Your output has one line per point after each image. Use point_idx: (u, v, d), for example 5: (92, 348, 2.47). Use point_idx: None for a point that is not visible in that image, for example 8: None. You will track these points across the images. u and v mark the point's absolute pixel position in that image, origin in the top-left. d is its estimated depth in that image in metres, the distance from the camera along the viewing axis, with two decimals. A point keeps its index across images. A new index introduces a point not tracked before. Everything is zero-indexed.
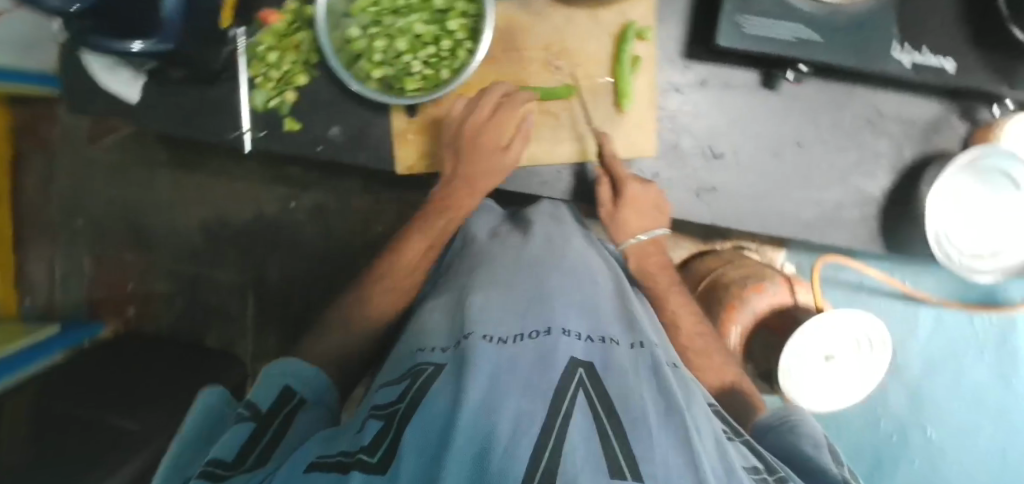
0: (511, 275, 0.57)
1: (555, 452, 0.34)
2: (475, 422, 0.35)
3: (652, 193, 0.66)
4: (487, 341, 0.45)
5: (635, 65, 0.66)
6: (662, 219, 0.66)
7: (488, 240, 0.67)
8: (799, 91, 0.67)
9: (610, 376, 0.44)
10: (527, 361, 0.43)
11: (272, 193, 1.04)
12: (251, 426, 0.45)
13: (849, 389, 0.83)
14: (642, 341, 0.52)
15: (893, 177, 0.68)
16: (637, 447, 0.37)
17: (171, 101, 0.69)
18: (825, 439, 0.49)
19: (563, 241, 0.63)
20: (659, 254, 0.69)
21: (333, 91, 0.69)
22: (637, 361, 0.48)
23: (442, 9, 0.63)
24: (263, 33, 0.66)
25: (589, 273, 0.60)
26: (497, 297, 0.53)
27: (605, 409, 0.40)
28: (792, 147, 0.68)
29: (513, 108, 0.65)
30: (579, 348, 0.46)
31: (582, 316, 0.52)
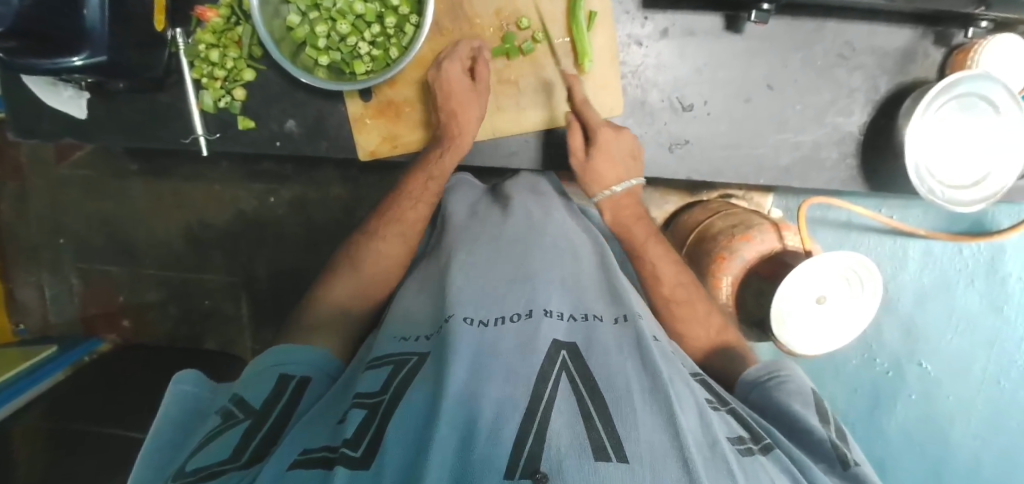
0: (488, 249, 0.53)
1: (537, 440, 0.31)
2: (456, 411, 0.33)
3: (625, 141, 0.63)
4: (469, 323, 0.42)
5: (591, 22, 0.63)
6: (636, 168, 0.64)
7: (467, 218, 0.60)
8: (766, 31, 0.63)
9: (596, 354, 0.40)
10: (509, 347, 0.40)
11: (250, 189, 1.02)
12: (245, 425, 0.42)
13: (844, 329, 0.82)
14: (626, 314, 0.47)
15: (869, 112, 0.66)
16: (621, 426, 0.33)
17: (123, 112, 0.68)
18: (811, 394, 0.49)
19: (543, 215, 0.59)
20: (634, 205, 0.65)
21: (284, 83, 0.67)
22: (621, 337, 0.43)
23: None
24: (200, 32, 0.63)
25: (571, 248, 0.56)
26: (478, 273, 0.49)
27: (589, 392, 0.36)
28: (763, 91, 0.65)
29: (462, 79, 0.63)
30: (561, 330, 0.43)
31: (565, 295, 0.48)
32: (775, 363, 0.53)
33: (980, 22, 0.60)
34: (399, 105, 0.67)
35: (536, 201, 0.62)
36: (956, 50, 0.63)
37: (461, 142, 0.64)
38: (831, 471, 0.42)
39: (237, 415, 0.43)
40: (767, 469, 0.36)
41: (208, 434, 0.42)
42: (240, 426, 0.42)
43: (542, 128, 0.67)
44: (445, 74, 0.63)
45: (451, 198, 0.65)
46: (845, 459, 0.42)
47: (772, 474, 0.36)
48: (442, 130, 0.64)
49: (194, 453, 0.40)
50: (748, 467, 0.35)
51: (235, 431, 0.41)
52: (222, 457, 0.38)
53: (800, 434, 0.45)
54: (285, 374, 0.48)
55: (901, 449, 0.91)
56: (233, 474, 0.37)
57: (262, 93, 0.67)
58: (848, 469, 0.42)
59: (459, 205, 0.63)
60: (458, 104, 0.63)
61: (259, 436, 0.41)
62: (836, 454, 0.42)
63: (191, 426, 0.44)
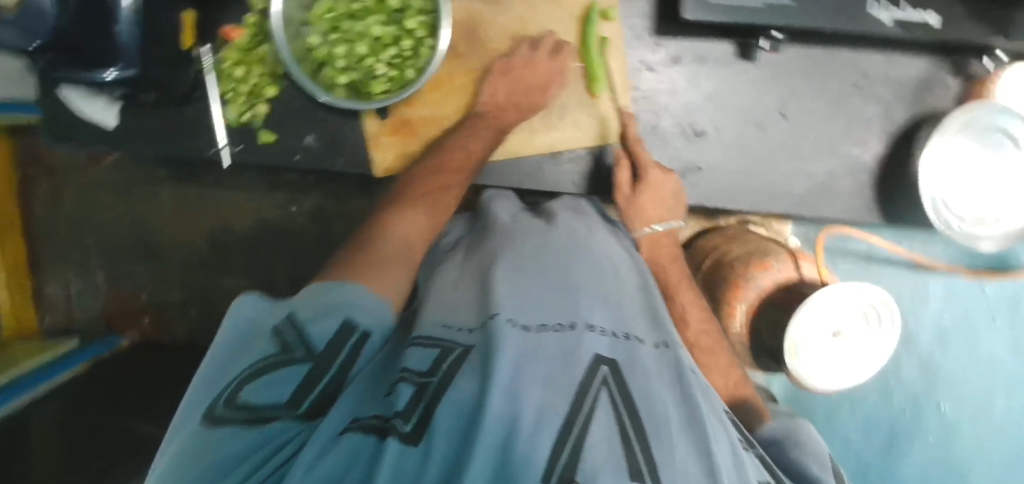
0: (534, 254, 0.52)
1: (575, 448, 0.32)
2: (501, 406, 0.33)
3: (672, 183, 0.64)
4: (513, 325, 0.41)
5: (603, 47, 0.64)
6: (678, 210, 0.64)
7: (511, 222, 0.60)
8: (779, 59, 0.63)
9: (636, 373, 0.40)
10: (553, 353, 0.39)
11: (272, 199, 1.05)
12: (306, 367, 0.41)
13: (861, 365, 0.80)
14: (667, 341, 0.47)
15: (885, 142, 0.65)
16: (658, 455, 0.34)
17: (152, 123, 0.72)
18: (831, 460, 0.47)
19: (587, 234, 0.58)
20: (672, 245, 0.65)
21: (304, 99, 0.69)
22: (661, 362, 0.43)
23: (399, 9, 0.63)
24: (225, 50, 0.67)
25: (612, 265, 0.55)
26: (520, 279, 0.48)
27: (628, 410, 0.36)
28: (775, 119, 0.65)
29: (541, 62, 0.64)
30: (604, 344, 0.42)
31: (608, 310, 0.47)
32: (794, 423, 0.52)
33: (1000, 55, 0.59)
34: (420, 123, 0.68)
35: (576, 216, 0.61)
36: (975, 81, 0.61)
37: (500, 127, 0.65)
38: None
39: (295, 351, 0.41)
40: None
41: (263, 359, 0.40)
42: (300, 367, 0.41)
43: (564, 149, 0.68)
44: (526, 61, 0.63)
45: (493, 205, 0.64)
46: None
47: None
48: (482, 111, 0.64)
49: (248, 377, 0.39)
50: None
51: (293, 370, 0.40)
52: (280, 402, 0.39)
53: None
54: (350, 321, 0.44)
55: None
56: (285, 422, 0.38)
57: (283, 108, 0.70)
58: None
59: (500, 211, 0.63)
60: (518, 95, 0.64)
61: (315, 389, 0.41)
62: None
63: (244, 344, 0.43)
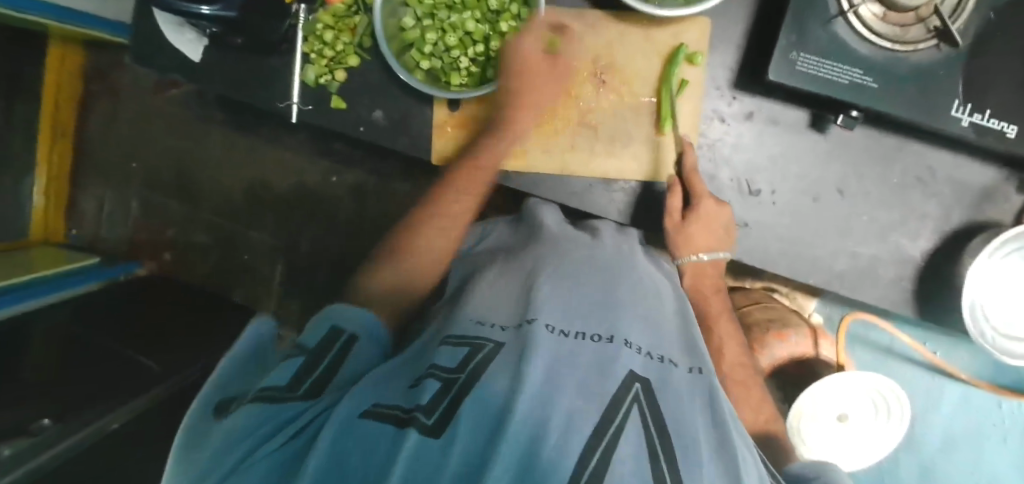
0: (577, 267, 0.54)
1: (602, 459, 0.33)
2: (530, 410, 0.34)
3: (724, 215, 0.63)
4: (550, 331, 0.43)
5: (681, 89, 0.65)
6: (727, 241, 0.65)
7: (559, 232, 0.63)
8: (849, 138, 0.64)
9: (668, 395, 0.41)
10: (588, 364, 0.40)
11: (317, 164, 1.07)
12: (300, 361, 0.45)
13: (867, 450, 0.79)
14: (701, 368, 0.48)
15: (936, 240, 0.65)
16: (686, 470, 0.35)
17: (232, 65, 0.74)
18: None
19: (631, 255, 0.59)
20: (716, 278, 0.69)
21: (382, 75, 0.71)
22: (694, 389, 0.45)
23: (495, 10, 0.65)
24: (319, 13, 0.70)
25: (655, 289, 0.56)
26: (562, 287, 0.50)
27: (657, 428, 0.37)
28: (832, 195, 0.66)
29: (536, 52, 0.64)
30: (638, 362, 0.43)
31: (647, 330, 0.48)
32: (823, 464, 0.52)
33: None
34: (485, 123, 0.69)
35: (624, 235, 0.63)
36: None
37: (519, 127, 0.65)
38: None
39: (293, 353, 0.46)
40: None
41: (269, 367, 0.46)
42: (296, 361, 0.45)
43: (616, 177, 0.68)
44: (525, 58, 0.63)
45: (542, 212, 0.67)
46: None
47: None
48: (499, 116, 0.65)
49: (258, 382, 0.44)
50: None
51: (291, 364, 0.45)
52: (280, 385, 0.42)
53: None
54: (339, 326, 0.49)
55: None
56: (294, 402, 0.40)
57: (360, 79, 0.71)
58: None
59: (548, 218, 0.66)
60: (526, 91, 0.64)
61: (314, 374, 0.44)
62: None
63: (251, 368, 0.50)
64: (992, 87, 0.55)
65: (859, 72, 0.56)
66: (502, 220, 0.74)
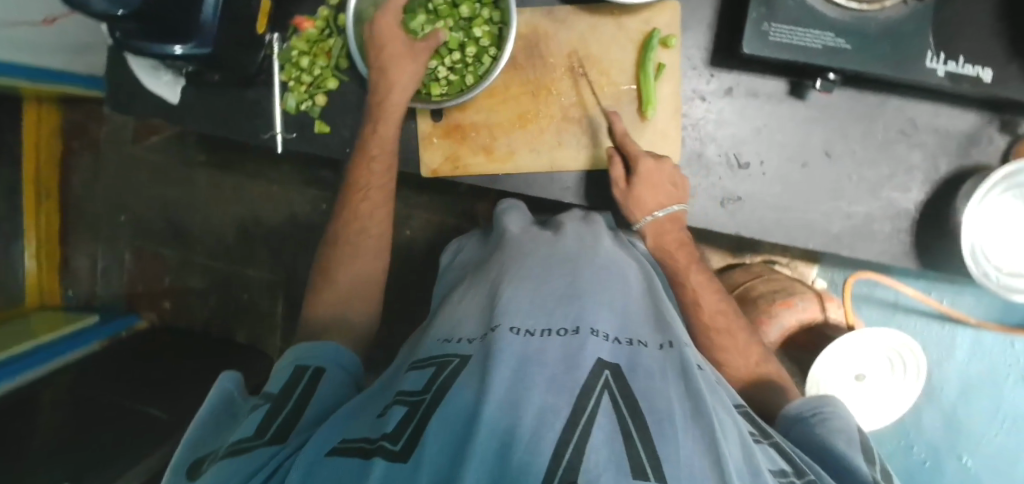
0: (539, 260, 0.51)
1: (576, 450, 0.30)
2: (497, 418, 0.32)
3: (667, 168, 0.63)
4: (515, 333, 0.40)
5: (659, 73, 0.66)
6: (678, 194, 0.63)
7: (521, 233, 0.60)
8: (828, 101, 0.65)
9: (639, 377, 0.38)
10: (555, 360, 0.37)
11: (305, 194, 1.06)
12: (266, 408, 0.45)
13: (883, 409, 0.80)
14: (672, 341, 0.44)
15: (927, 190, 0.66)
16: (662, 449, 0.32)
17: (211, 103, 0.73)
18: (857, 431, 0.47)
19: (594, 240, 0.55)
20: (678, 231, 0.64)
21: (363, 95, 0.71)
22: (665, 364, 0.41)
23: (467, 18, 0.65)
24: (295, 38, 0.69)
25: (622, 270, 0.53)
26: (525, 284, 0.47)
27: (631, 411, 0.35)
28: (820, 158, 0.66)
29: (396, 33, 0.63)
30: (606, 349, 0.40)
31: (612, 312, 0.45)
32: (818, 398, 0.51)
33: None
34: (467, 130, 0.70)
35: (585, 222, 0.61)
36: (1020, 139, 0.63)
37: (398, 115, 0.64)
38: None
39: (259, 401, 0.47)
40: None
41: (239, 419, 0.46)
42: (262, 409, 0.45)
43: (562, 167, 0.69)
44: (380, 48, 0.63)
45: (505, 217, 0.65)
46: None
47: None
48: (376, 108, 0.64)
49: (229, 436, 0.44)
50: None
51: (257, 414, 0.44)
52: (246, 435, 0.41)
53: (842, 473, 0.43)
54: (302, 364, 0.51)
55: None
56: (261, 449, 0.40)
57: (341, 102, 0.72)
58: None
59: (512, 223, 0.63)
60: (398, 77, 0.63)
61: (281, 416, 0.44)
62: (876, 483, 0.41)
63: (221, 418, 0.48)
64: (961, 34, 0.56)
65: (832, 36, 0.57)
66: (474, 234, 0.73)
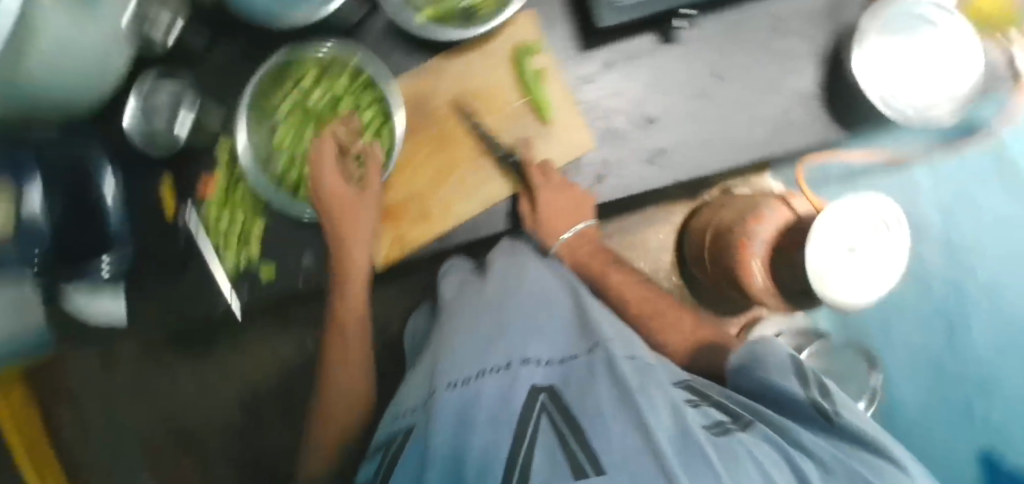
0: (467, 316, 0.56)
1: (521, 469, 0.36)
2: (445, 457, 0.39)
3: (568, 191, 0.69)
4: (451, 388, 0.45)
5: (541, 77, 0.68)
6: (583, 212, 0.70)
7: (454, 295, 0.64)
8: (696, 32, 0.69)
9: (572, 386, 0.43)
10: (491, 396, 0.43)
11: (287, 339, 1.06)
12: None
13: (881, 275, 0.88)
14: (597, 342, 0.48)
15: (819, 66, 0.69)
16: (598, 442, 0.36)
17: (154, 305, 0.72)
18: (791, 357, 0.51)
19: (518, 276, 0.61)
20: (589, 244, 0.74)
21: (291, 225, 0.71)
22: (594, 365, 0.45)
23: (350, 111, 0.67)
24: (207, 205, 0.70)
25: (546, 295, 0.58)
26: (458, 340, 0.52)
27: (568, 424, 0.38)
28: (715, 83, 0.70)
29: (335, 170, 0.66)
30: (539, 374, 0.45)
31: (539, 339, 0.51)
32: (751, 343, 0.55)
33: None
34: (399, 209, 0.70)
35: (509, 259, 0.65)
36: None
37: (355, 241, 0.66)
38: (825, 431, 0.44)
39: None
40: (744, 443, 0.40)
41: None
42: None
43: (493, 202, 0.71)
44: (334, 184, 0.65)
45: (443, 280, 0.70)
46: (827, 412, 0.44)
47: (751, 447, 0.39)
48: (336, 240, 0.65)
49: None
50: (725, 447, 0.38)
51: None
52: None
53: (792, 410, 0.47)
54: None
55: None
56: None
57: (274, 242, 0.71)
58: (833, 421, 0.44)
59: (448, 287, 0.67)
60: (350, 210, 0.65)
61: None
62: (817, 410, 0.45)
63: None
64: None
65: None
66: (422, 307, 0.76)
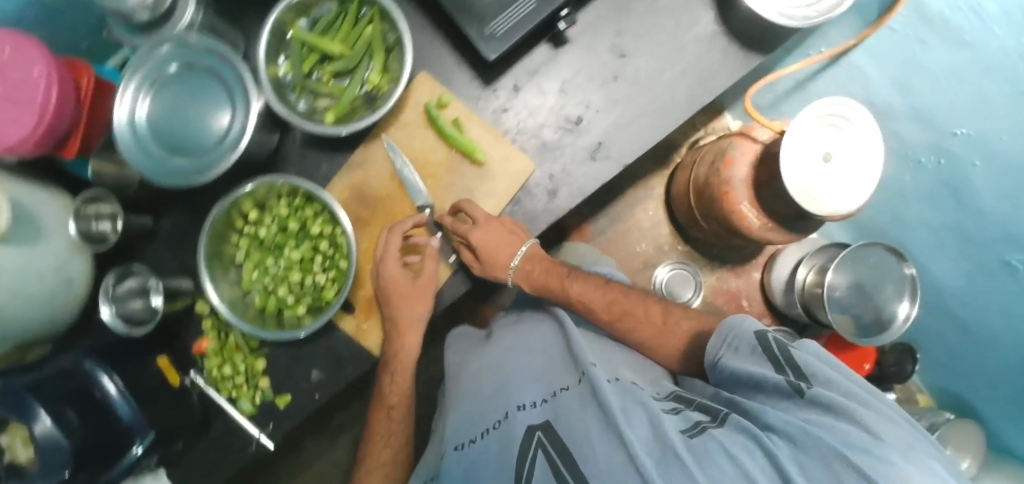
0: (469, 379, 0.67)
1: None
2: None
3: (498, 224, 0.67)
4: (460, 449, 0.58)
5: (460, 126, 0.69)
6: (518, 237, 0.68)
7: (456, 364, 0.75)
8: (584, 26, 0.71)
9: (560, 419, 0.51)
10: (496, 448, 0.53)
11: (339, 445, 1.12)
12: None
13: (863, 172, 0.91)
14: (582, 372, 0.57)
15: (711, 8, 0.71)
16: (584, 466, 0.45)
17: (189, 468, 0.73)
18: (763, 332, 0.52)
19: (507, 335, 0.72)
20: (541, 264, 0.74)
21: (287, 350, 0.72)
22: (582, 395, 0.53)
23: (300, 226, 0.68)
24: (207, 359, 0.73)
25: (534, 342, 0.68)
26: (464, 404, 0.63)
27: (561, 455, 0.47)
28: (622, 63, 0.71)
29: (400, 273, 0.67)
30: (536, 415, 0.54)
31: (532, 386, 0.60)
32: (725, 327, 0.56)
33: None
34: (378, 299, 0.71)
35: (513, 326, 0.74)
36: None
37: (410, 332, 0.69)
38: (798, 406, 0.45)
39: None
40: (716, 439, 0.44)
41: None
42: None
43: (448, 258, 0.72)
44: (387, 276, 0.67)
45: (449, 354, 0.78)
46: (800, 389, 0.45)
47: (721, 441, 0.43)
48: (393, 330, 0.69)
49: None
50: (696, 445, 0.44)
51: None
52: None
53: (764, 388, 0.48)
54: None
55: (1007, 206, 0.86)
56: None
57: (277, 371, 0.72)
58: (806, 395, 0.45)
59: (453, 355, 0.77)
60: (408, 300, 0.67)
61: None
62: (791, 387, 0.46)
63: None
64: None
65: None
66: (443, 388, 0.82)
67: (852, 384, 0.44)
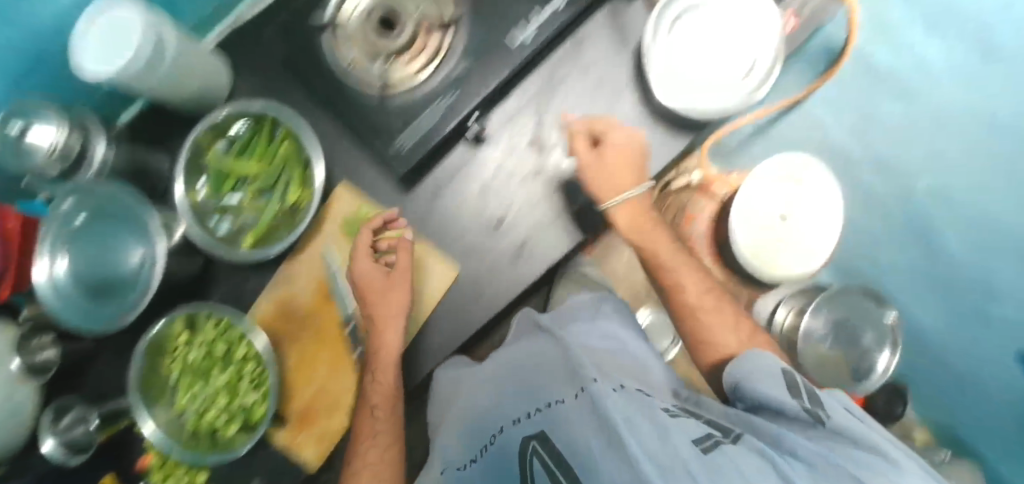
0: (489, 381, 0.60)
1: None
2: None
3: (635, 143, 0.67)
4: (461, 471, 0.52)
5: (380, 238, 0.69)
6: (642, 171, 0.67)
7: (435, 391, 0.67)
8: (502, 123, 0.70)
9: (557, 431, 0.43)
10: None
11: None
12: None
13: (824, 225, 0.88)
14: (583, 385, 0.45)
15: (631, 96, 0.69)
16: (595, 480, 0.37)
17: None
18: (783, 370, 0.53)
19: (509, 346, 0.66)
20: (641, 206, 0.70)
21: (225, 465, 0.72)
22: (586, 406, 0.43)
23: (228, 349, 0.69)
24: (151, 474, 0.71)
25: (534, 346, 0.60)
26: (487, 396, 0.56)
27: (560, 471, 0.40)
28: (543, 159, 0.70)
29: (372, 271, 0.67)
30: (535, 427, 0.46)
31: (528, 395, 0.51)
32: (736, 366, 0.56)
33: None
34: (311, 410, 0.72)
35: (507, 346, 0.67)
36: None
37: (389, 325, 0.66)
38: (815, 430, 0.43)
39: None
40: (732, 459, 0.36)
41: None
42: None
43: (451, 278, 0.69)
44: (360, 275, 0.67)
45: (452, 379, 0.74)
46: (819, 417, 0.44)
47: (737, 461, 0.36)
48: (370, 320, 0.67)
49: None
50: (712, 461, 0.35)
51: None
52: None
53: (780, 415, 0.46)
54: None
55: None
56: None
57: None
58: (826, 424, 0.43)
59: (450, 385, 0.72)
60: (376, 305, 0.66)
61: None
62: (810, 416, 0.44)
63: None
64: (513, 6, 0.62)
65: (441, 101, 0.62)
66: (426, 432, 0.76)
67: (878, 433, 0.42)
